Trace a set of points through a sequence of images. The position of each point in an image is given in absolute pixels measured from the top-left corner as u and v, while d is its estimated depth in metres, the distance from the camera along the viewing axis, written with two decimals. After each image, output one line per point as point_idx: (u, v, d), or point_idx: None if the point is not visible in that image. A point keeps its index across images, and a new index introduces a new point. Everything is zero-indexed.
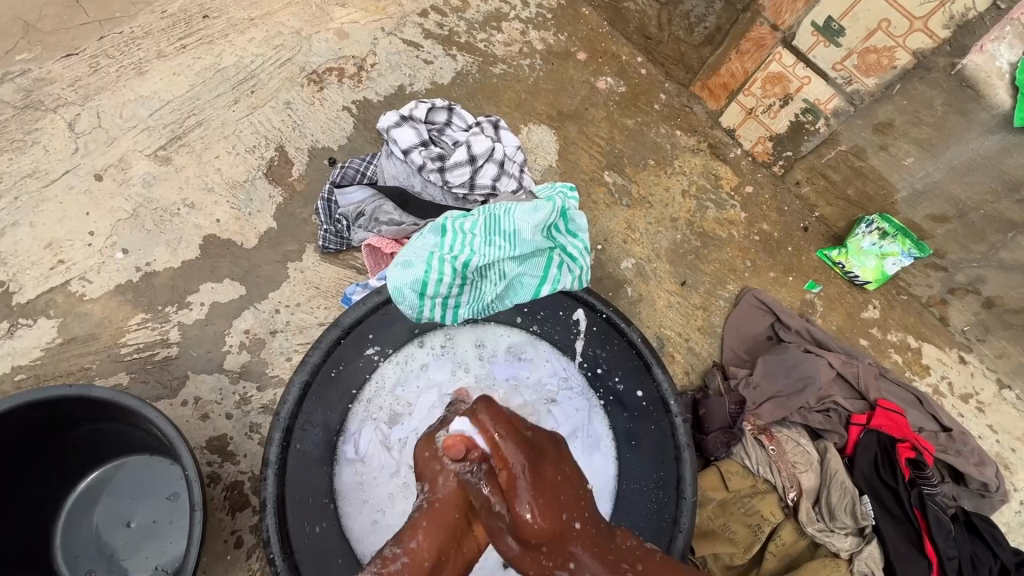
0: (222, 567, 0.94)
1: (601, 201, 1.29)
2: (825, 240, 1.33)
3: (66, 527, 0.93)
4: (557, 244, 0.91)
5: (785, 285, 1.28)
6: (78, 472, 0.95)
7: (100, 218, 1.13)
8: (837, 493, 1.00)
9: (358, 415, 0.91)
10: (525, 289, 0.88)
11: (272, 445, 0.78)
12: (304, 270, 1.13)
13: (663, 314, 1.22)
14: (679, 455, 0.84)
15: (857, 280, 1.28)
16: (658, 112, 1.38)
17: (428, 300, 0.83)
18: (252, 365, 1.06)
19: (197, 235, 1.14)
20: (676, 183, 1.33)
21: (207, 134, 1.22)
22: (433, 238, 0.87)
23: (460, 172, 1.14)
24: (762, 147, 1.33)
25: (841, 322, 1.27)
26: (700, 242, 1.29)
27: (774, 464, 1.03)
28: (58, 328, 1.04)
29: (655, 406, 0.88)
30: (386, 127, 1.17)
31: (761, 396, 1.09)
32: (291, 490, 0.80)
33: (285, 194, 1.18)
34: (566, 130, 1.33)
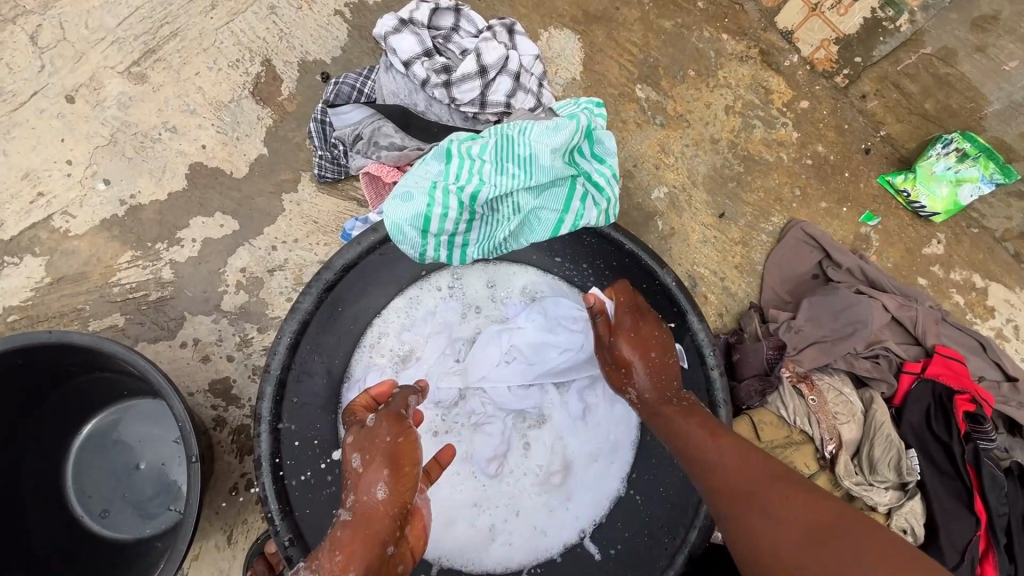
0: (234, 508, 0.93)
1: (631, 120, 1.13)
2: (889, 164, 1.15)
3: (77, 470, 0.92)
4: (581, 170, 0.77)
5: (838, 217, 1.14)
6: (81, 416, 0.92)
7: (76, 145, 1.03)
8: (882, 447, 0.92)
9: (362, 358, 0.85)
10: (542, 226, 0.75)
11: (264, 402, 0.66)
12: (300, 202, 1.03)
13: (697, 250, 1.10)
14: (713, 411, 0.72)
15: (923, 211, 1.12)
16: (702, 11, 1.17)
17: (432, 239, 0.73)
18: (251, 306, 0.99)
19: (182, 164, 1.03)
20: (720, 98, 1.15)
21: (184, 46, 1.07)
22: (436, 165, 0.74)
23: (469, 86, 0.99)
24: (825, 52, 1.12)
25: (898, 259, 1.13)
26: (744, 167, 1.14)
27: (814, 414, 0.94)
28: (46, 266, 0.98)
29: (688, 358, 0.76)
30: (384, 34, 1.01)
31: (804, 342, 0.99)
32: (291, 447, 0.70)
33: (275, 115, 1.06)
34: (593, 36, 1.14)
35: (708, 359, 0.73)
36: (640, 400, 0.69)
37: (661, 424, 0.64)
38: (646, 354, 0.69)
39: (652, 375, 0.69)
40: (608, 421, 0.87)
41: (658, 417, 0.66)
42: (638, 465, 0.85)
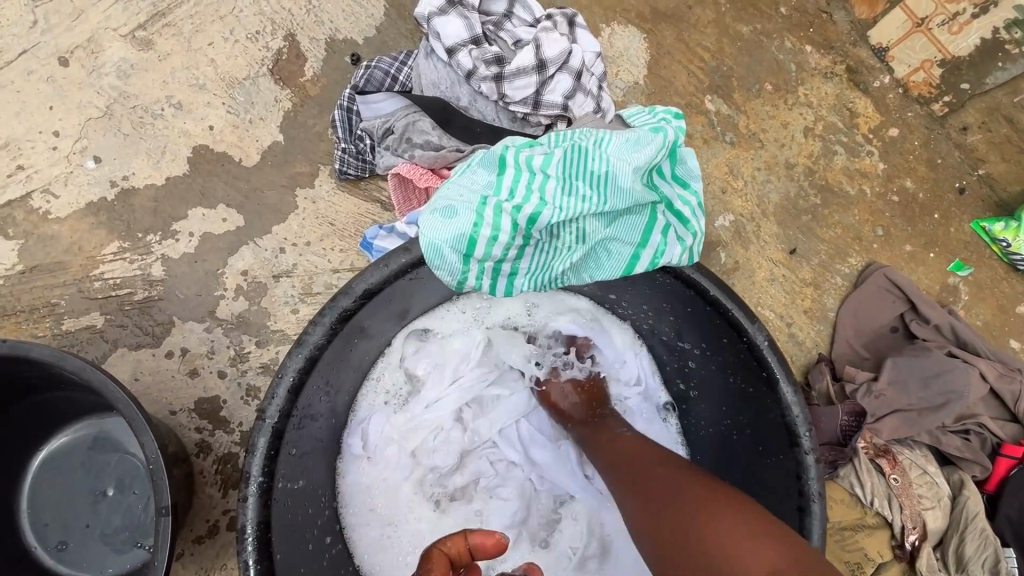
0: (212, 550, 0.80)
1: (697, 135, 0.99)
2: (985, 208, 1.02)
3: (33, 492, 0.79)
4: (661, 196, 0.64)
5: (923, 263, 1.00)
6: (43, 431, 0.79)
7: (66, 114, 0.90)
8: (974, 543, 0.78)
9: (368, 394, 0.71)
10: (610, 260, 0.62)
11: (254, 458, 0.52)
12: (316, 200, 0.90)
13: (762, 289, 0.96)
14: (804, 506, 0.58)
15: (1023, 265, 0.98)
16: (785, 18, 1.03)
17: (474, 265, 0.60)
18: (251, 316, 0.86)
19: (185, 146, 0.90)
20: (799, 118, 1.01)
21: (198, 12, 0.94)
22: (486, 176, 0.61)
23: (522, 83, 0.85)
24: (925, 74, 0.99)
25: (988, 317, 0.99)
26: (821, 198, 1.00)
27: (895, 498, 0.80)
28: (19, 252, 0.85)
29: (775, 434, 0.62)
30: (427, 14, 0.88)
31: (886, 408, 0.85)
32: (282, 514, 0.56)
33: (295, 98, 0.92)
34: (661, 35, 1.00)
35: (801, 442, 0.58)
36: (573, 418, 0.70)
37: (591, 436, 0.66)
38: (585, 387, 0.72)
39: (589, 406, 0.70)
40: None
41: (589, 429, 0.68)
42: None
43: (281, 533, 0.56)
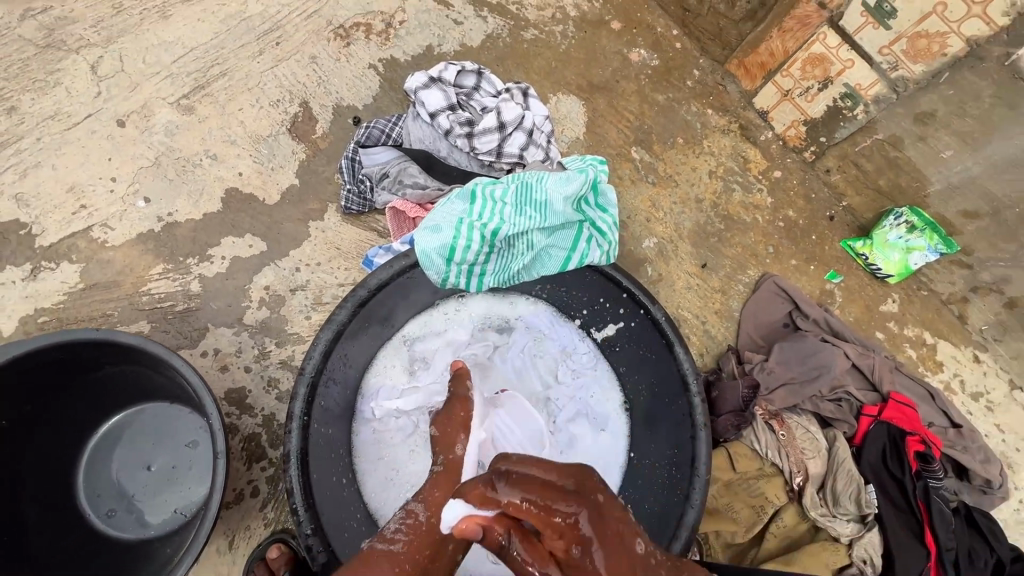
0: (239, 514, 0.97)
1: (626, 177, 1.27)
2: (850, 230, 1.31)
3: (89, 467, 0.96)
4: (587, 218, 0.90)
5: (805, 274, 1.27)
6: (99, 416, 0.97)
7: (122, 164, 1.12)
8: (844, 480, 1.02)
9: (378, 371, 0.93)
10: (551, 262, 0.87)
11: (297, 402, 0.74)
12: (325, 229, 1.12)
13: (682, 295, 1.22)
14: (695, 434, 0.81)
15: (879, 273, 1.27)
16: (690, 89, 1.34)
17: (454, 267, 0.83)
18: (272, 321, 1.06)
19: (219, 188, 1.13)
20: (704, 163, 1.31)
21: (231, 85, 1.19)
22: (461, 205, 0.85)
23: (489, 138, 1.12)
24: (795, 131, 1.29)
25: (858, 314, 1.27)
26: (724, 224, 1.28)
27: (784, 448, 1.04)
28: (80, 273, 1.05)
29: (675, 385, 0.85)
30: (414, 88, 1.14)
31: (775, 382, 1.10)
32: (314, 446, 0.77)
33: (309, 151, 1.17)
34: (595, 102, 1.30)
35: (691, 386, 0.83)
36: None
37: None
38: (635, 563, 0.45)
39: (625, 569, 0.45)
40: (597, 447, 0.94)
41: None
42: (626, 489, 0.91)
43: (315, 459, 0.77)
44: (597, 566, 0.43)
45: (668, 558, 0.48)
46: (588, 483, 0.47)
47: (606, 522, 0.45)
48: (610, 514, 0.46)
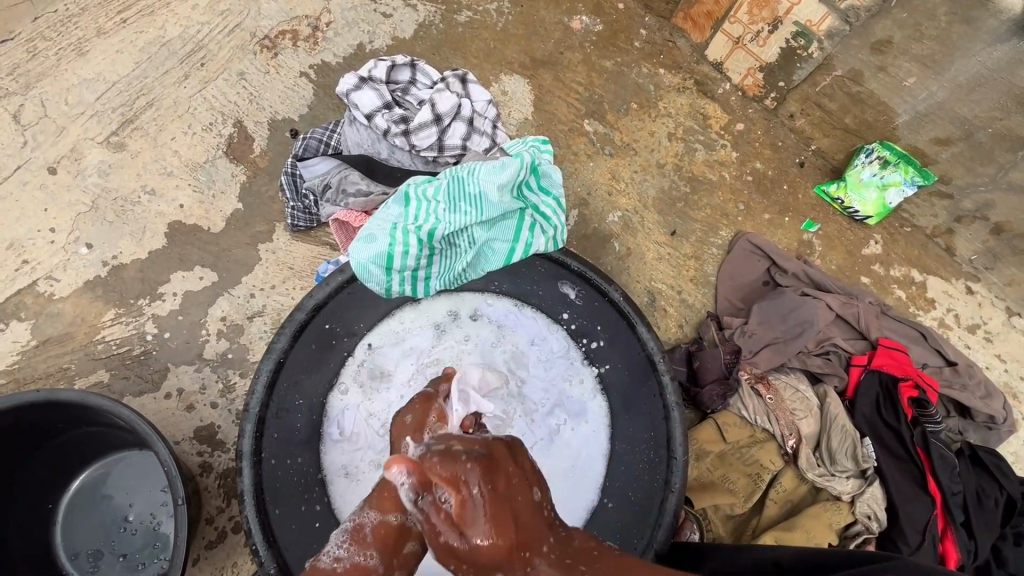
0: (224, 552, 0.95)
1: (582, 152, 1.21)
2: (823, 174, 1.25)
3: (66, 526, 0.94)
4: (528, 203, 0.89)
5: (781, 226, 1.22)
6: (69, 473, 0.95)
7: (59, 213, 1.08)
8: (838, 437, 0.99)
9: (340, 391, 0.89)
10: (495, 255, 0.86)
11: (246, 438, 0.73)
12: (275, 250, 1.09)
13: (653, 267, 1.17)
14: (669, 416, 0.79)
15: (857, 215, 1.21)
16: (639, 50, 1.27)
17: (395, 275, 0.81)
18: (233, 352, 1.04)
19: (161, 223, 1.09)
20: (662, 126, 1.24)
21: (160, 115, 1.15)
22: (397, 209, 0.84)
23: (427, 133, 1.08)
24: (752, 79, 1.23)
25: (841, 261, 1.21)
26: (690, 187, 1.22)
27: (773, 412, 1.01)
28: (31, 330, 1.02)
29: (643, 367, 0.83)
30: (346, 91, 1.09)
31: (758, 344, 1.06)
32: (270, 480, 0.75)
33: (248, 171, 1.12)
34: (541, 78, 1.23)
35: (659, 365, 0.80)
36: None
37: None
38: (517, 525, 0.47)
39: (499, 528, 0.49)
40: (578, 438, 0.89)
41: None
42: (610, 479, 0.87)
43: (273, 494, 0.76)
44: (482, 543, 0.46)
45: (548, 537, 0.48)
46: (501, 452, 0.52)
47: (503, 484, 0.48)
48: (507, 470, 0.50)
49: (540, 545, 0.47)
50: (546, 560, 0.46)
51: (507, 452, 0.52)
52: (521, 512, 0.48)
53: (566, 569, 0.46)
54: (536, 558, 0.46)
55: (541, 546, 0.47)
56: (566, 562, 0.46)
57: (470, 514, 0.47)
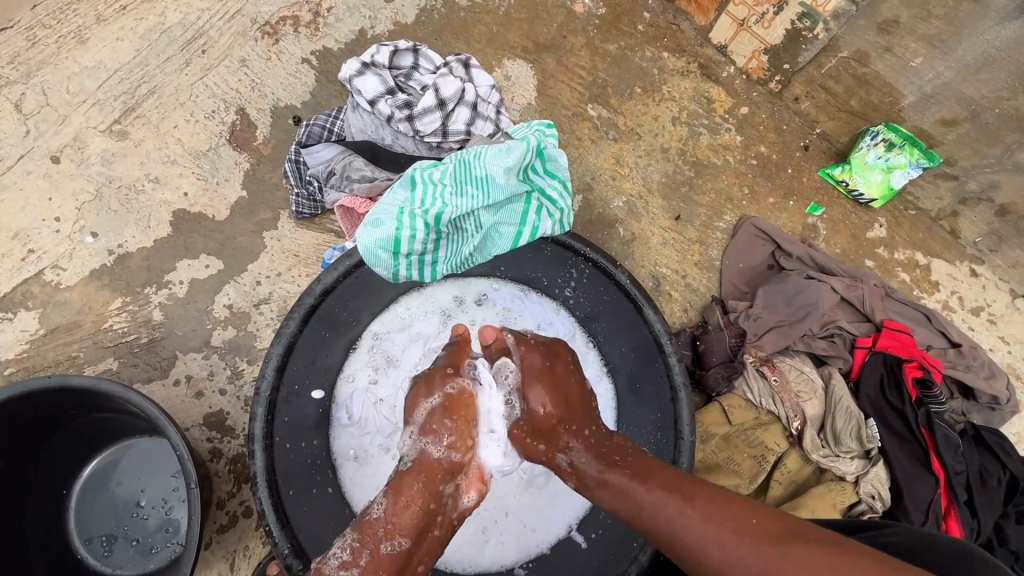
0: (235, 536, 0.97)
1: (586, 137, 1.21)
2: (828, 158, 1.24)
3: (79, 512, 0.95)
4: (535, 186, 0.89)
5: (785, 210, 1.22)
6: (81, 460, 0.96)
7: (63, 202, 1.08)
8: (842, 418, 1.00)
9: (346, 376, 0.88)
10: (502, 239, 0.86)
11: (258, 421, 0.76)
12: (280, 238, 1.09)
13: (658, 251, 1.17)
14: (675, 396, 0.82)
15: (862, 198, 1.20)
16: (642, 33, 1.25)
17: (403, 259, 0.82)
18: (240, 340, 1.04)
19: (166, 211, 1.09)
20: (666, 111, 1.23)
21: (162, 103, 1.14)
22: (403, 193, 0.84)
23: (431, 118, 1.08)
24: (757, 62, 1.21)
25: (845, 245, 1.21)
26: (694, 171, 1.22)
27: (777, 394, 1.02)
28: (40, 319, 1.03)
29: (648, 349, 0.85)
30: (348, 77, 1.09)
31: (762, 327, 1.06)
32: (282, 464, 0.79)
33: (252, 159, 1.12)
34: (544, 63, 1.22)
35: (665, 347, 0.83)
36: (570, 469, 0.61)
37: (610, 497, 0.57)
38: (564, 403, 0.64)
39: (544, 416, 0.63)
40: None
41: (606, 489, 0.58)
42: None
43: (286, 477, 0.79)
44: (537, 408, 0.63)
45: (588, 426, 0.63)
46: (560, 352, 0.70)
47: (559, 395, 0.64)
48: (562, 365, 0.68)
49: (580, 427, 0.62)
50: (585, 437, 0.62)
51: (562, 351, 0.70)
52: (570, 397, 0.65)
53: (599, 454, 0.60)
54: (573, 438, 0.61)
55: (582, 426, 0.63)
56: (599, 449, 0.61)
57: (535, 392, 0.63)
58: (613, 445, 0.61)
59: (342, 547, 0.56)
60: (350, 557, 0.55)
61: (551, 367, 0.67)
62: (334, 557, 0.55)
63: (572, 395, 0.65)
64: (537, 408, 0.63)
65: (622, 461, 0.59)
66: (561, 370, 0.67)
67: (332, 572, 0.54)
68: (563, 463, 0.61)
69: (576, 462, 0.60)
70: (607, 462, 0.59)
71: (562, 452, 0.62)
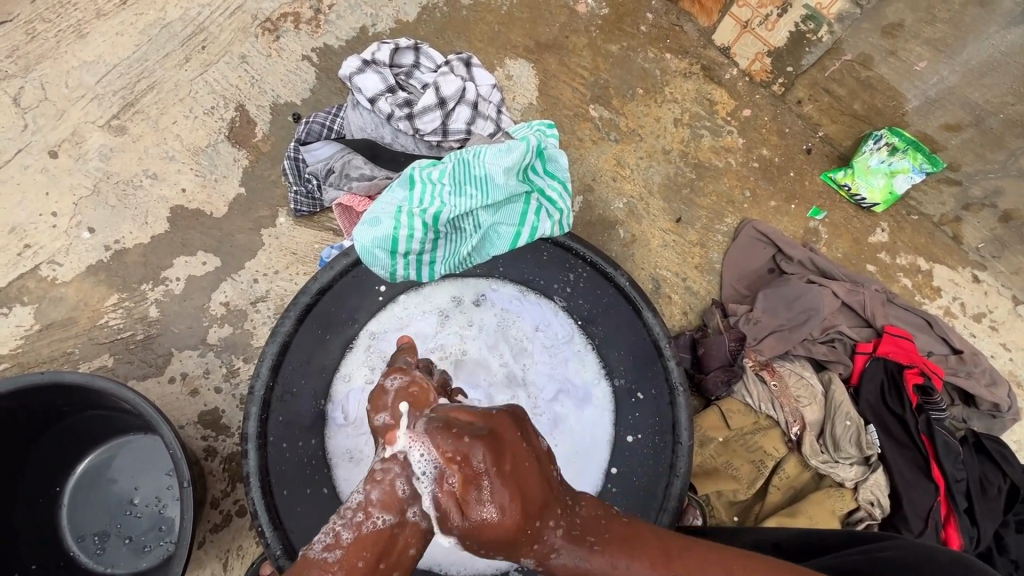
0: (229, 535, 0.96)
1: (587, 138, 1.20)
2: (830, 161, 1.23)
3: (72, 509, 0.95)
4: (534, 186, 0.88)
5: (787, 214, 1.21)
6: (74, 456, 0.95)
7: (61, 197, 1.08)
8: (842, 425, 0.99)
9: (343, 376, 0.88)
10: (501, 239, 0.85)
11: (251, 421, 0.73)
12: (278, 236, 1.08)
13: (658, 254, 1.17)
14: (673, 400, 0.80)
15: (865, 203, 1.20)
16: (645, 34, 1.24)
17: (400, 258, 0.81)
18: (236, 337, 1.04)
19: (163, 208, 1.09)
20: (668, 112, 1.22)
21: (161, 98, 1.14)
22: (401, 192, 0.83)
23: (431, 117, 1.07)
24: (760, 64, 1.21)
25: (847, 249, 1.20)
26: (696, 173, 1.21)
27: (777, 399, 1.01)
28: (34, 314, 1.02)
29: (647, 352, 0.83)
30: (349, 74, 1.08)
31: (762, 332, 1.06)
32: (275, 463, 0.76)
33: (250, 156, 1.11)
34: (546, 63, 1.22)
35: (664, 350, 0.81)
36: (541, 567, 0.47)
37: None
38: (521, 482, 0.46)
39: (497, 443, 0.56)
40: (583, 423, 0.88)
41: None
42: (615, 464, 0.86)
43: (279, 477, 0.76)
44: (488, 515, 0.45)
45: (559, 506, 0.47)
46: (507, 428, 0.48)
47: (508, 460, 0.46)
48: (512, 447, 0.47)
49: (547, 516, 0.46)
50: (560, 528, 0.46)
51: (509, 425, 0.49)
52: (532, 488, 0.46)
53: (574, 539, 0.46)
54: (546, 530, 0.46)
55: (552, 515, 0.47)
56: (576, 533, 0.46)
57: (473, 493, 0.45)
58: (592, 521, 0.48)
59: (325, 531, 0.46)
60: (331, 538, 0.46)
61: (498, 449, 0.46)
62: (315, 541, 0.46)
63: (532, 488, 0.46)
64: (491, 518, 0.44)
65: (602, 542, 0.46)
66: (513, 445, 0.47)
67: (312, 561, 0.44)
68: (534, 564, 0.47)
69: (548, 559, 0.46)
70: (585, 547, 0.46)
71: (535, 553, 0.46)
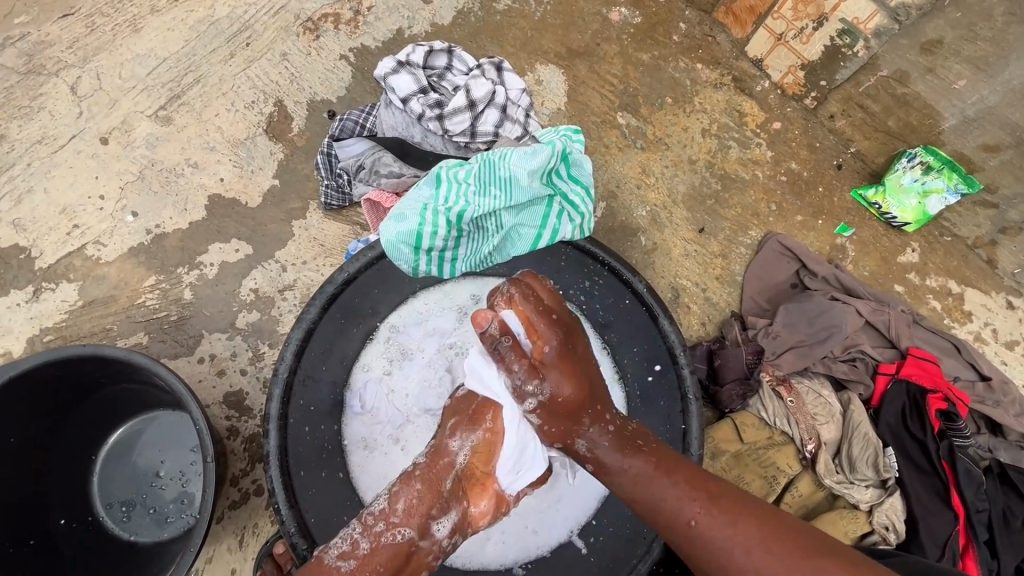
0: (246, 512, 1.00)
1: (613, 145, 1.21)
2: (861, 178, 1.21)
3: (102, 477, 1.00)
4: (557, 190, 0.90)
5: (813, 229, 1.19)
6: (107, 427, 1.00)
7: (109, 181, 1.14)
8: (859, 445, 0.97)
9: (362, 366, 0.91)
10: (522, 241, 0.87)
11: (273, 402, 0.77)
12: (309, 227, 1.12)
13: (679, 263, 1.17)
14: (685, 408, 0.80)
15: (895, 221, 1.17)
16: (677, 44, 1.25)
17: (424, 254, 0.84)
18: (263, 323, 1.08)
19: (202, 196, 1.14)
20: (696, 122, 1.22)
21: (206, 92, 1.19)
22: (427, 190, 0.85)
23: (460, 119, 1.10)
24: (793, 77, 1.19)
25: (874, 268, 1.18)
26: (721, 185, 1.20)
27: (792, 415, 1.00)
28: (79, 291, 1.08)
29: (662, 359, 0.84)
30: (383, 74, 1.12)
31: (781, 346, 1.05)
32: (294, 444, 0.79)
33: (286, 150, 1.16)
34: (575, 69, 1.23)
35: (679, 358, 0.81)
36: (590, 452, 0.66)
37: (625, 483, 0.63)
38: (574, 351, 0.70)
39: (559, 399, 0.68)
40: None
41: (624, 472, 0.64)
42: None
43: (296, 458, 0.80)
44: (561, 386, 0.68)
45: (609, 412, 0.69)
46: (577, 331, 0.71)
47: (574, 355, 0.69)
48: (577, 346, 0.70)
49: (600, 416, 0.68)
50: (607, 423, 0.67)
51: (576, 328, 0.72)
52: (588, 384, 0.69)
53: (620, 439, 0.66)
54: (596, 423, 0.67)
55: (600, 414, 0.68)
56: (624, 436, 0.66)
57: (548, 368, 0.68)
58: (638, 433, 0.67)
59: (345, 538, 0.61)
60: (349, 545, 0.60)
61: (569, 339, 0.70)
62: (334, 546, 0.60)
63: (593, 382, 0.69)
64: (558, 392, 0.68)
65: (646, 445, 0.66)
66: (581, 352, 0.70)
67: (331, 562, 0.59)
68: (584, 449, 0.67)
69: (596, 446, 0.66)
70: (630, 447, 0.65)
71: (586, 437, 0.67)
